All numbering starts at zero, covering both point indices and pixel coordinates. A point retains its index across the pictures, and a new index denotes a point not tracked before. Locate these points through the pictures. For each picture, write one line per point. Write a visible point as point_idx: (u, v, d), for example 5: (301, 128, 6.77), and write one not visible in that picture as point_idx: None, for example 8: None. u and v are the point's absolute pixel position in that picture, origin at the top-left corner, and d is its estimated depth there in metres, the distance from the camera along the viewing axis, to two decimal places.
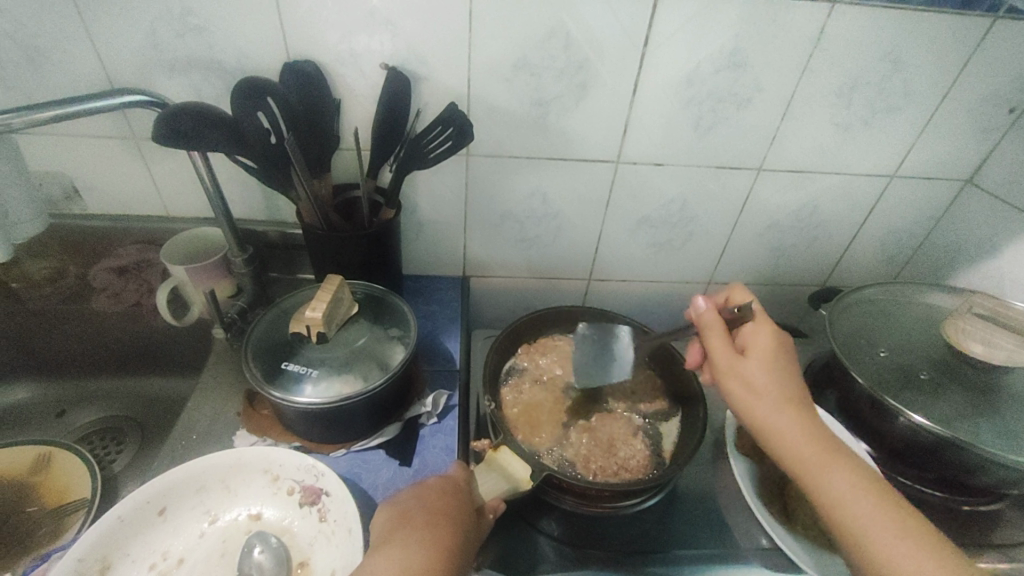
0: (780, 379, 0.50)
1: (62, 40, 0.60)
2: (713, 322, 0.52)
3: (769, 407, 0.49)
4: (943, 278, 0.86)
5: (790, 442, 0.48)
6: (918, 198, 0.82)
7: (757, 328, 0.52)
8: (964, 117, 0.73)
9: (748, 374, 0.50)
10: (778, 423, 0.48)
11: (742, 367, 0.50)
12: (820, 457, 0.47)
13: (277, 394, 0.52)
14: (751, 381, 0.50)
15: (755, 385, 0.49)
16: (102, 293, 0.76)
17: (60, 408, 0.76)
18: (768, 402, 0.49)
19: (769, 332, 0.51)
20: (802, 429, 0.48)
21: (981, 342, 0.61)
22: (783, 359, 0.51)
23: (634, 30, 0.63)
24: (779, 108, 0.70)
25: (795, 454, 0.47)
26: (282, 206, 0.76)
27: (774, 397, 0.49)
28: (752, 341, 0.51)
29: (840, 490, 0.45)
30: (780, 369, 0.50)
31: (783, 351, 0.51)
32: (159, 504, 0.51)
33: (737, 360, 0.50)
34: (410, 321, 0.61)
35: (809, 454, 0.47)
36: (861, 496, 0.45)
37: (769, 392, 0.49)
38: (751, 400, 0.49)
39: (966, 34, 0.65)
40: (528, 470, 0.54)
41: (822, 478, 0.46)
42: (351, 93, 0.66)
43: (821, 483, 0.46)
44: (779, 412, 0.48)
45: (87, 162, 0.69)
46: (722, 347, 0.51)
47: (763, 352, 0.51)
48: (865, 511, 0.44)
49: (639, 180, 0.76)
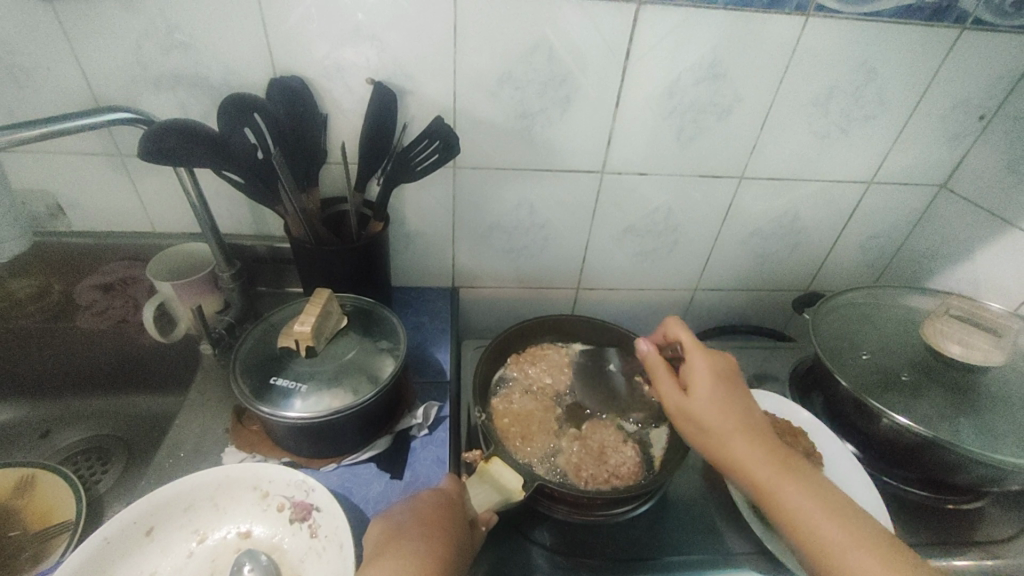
0: (727, 406, 0.51)
1: (46, 58, 0.60)
2: (654, 364, 0.56)
3: (722, 437, 0.50)
4: (923, 280, 0.88)
5: (745, 469, 0.49)
6: (895, 203, 0.84)
7: (696, 360, 0.54)
8: (936, 124, 0.75)
9: (693, 405, 0.52)
10: (729, 452, 0.49)
11: (688, 405, 0.52)
12: (779, 480, 0.47)
13: (265, 410, 0.52)
14: (698, 414, 0.51)
15: (703, 418, 0.51)
16: (87, 311, 0.75)
17: (46, 427, 0.75)
18: (719, 433, 0.50)
19: (703, 362, 0.53)
20: (756, 454, 0.49)
21: (959, 343, 0.62)
22: (728, 387, 0.52)
23: (616, 43, 0.64)
24: (758, 117, 0.72)
25: (754, 478, 0.48)
26: (270, 220, 0.76)
27: (722, 428, 0.50)
28: (693, 373, 0.53)
29: (800, 508, 0.46)
30: (726, 394, 0.52)
31: (726, 378, 0.53)
32: (147, 524, 0.50)
33: (684, 396, 0.53)
34: (399, 333, 0.61)
35: (767, 476, 0.48)
36: (823, 513, 0.45)
37: (716, 424, 0.50)
38: (703, 435, 0.51)
39: (936, 45, 0.67)
40: (521, 480, 0.54)
41: (782, 497, 0.47)
42: (338, 108, 0.67)
43: (784, 504, 0.46)
44: (730, 441, 0.49)
45: (73, 179, 0.69)
46: (668, 388, 0.54)
47: (704, 382, 0.52)
48: (825, 528, 0.44)
49: (625, 189, 0.78)
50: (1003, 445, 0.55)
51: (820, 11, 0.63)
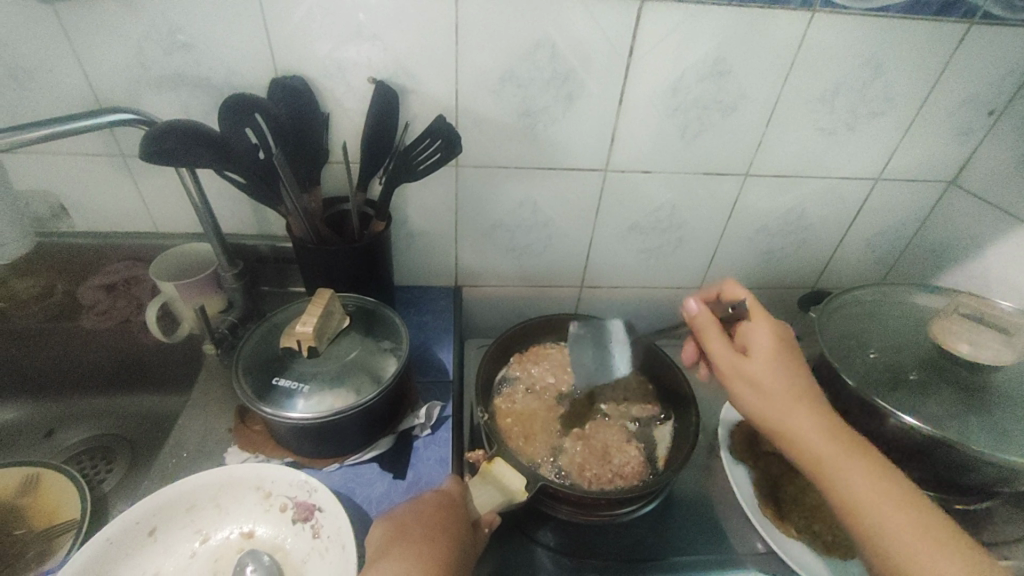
0: (790, 373, 0.50)
1: (49, 59, 0.60)
2: (709, 325, 0.53)
3: (783, 402, 0.49)
4: (931, 278, 0.87)
5: (805, 436, 0.48)
6: (902, 200, 0.83)
7: (757, 327, 0.53)
8: (944, 120, 0.74)
9: (754, 369, 0.50)
10: (790, 417, 0.49)
11: (748, 370, 0.51)
12: (840, 452, 0.47)
13: (268, 410, 0.52)
14: (757, 378, 0.50)
15: (764, 382, 0.50)
16: (91, 311, 0.76)
17: (51, 427, 0.75)
18: (780, 401, 0.49)
19: (768, 326, 0.52)
20: (819, 423, 0.48)
21: (969, 343, 0.61)
22: (788, 354, 0.52)
23: (619, 41, 0.64)
24: (763, 114, 0.71)
25: (815, 446, 0.48)
26: (272, 219, 0.76)
27: (785, 395, 0.49)
28: (753, 337, 0.52)
29: (859, 478, 0.46)
30: (787, 361, 0.51)
31: (785, 347, 0.52)
32: (150, 524, 0.50)
33: (740, 359, 0.51)
34: (402, 332, 0.61)
35: (828, 449, 0.47)
36: (878, 486, 0.46)
37: (779, 390, 0.49)
38: (762, 398, 0.50)
39: (945, 39, 0.66)
40: (524, 481, 0.53)
41: (840, 468, 0.47)
42: (340, 107, 0.66)
43: (839, 475, 0.47)
44: (792, 408, 0.49)
45: (75, 180, 0.69)
46: (723, 350, 0.52)
47: (766, 349, 0.51)
48: (877, 501, 0.45)
49: (629, 187, 0.77)
50: (1014, 445, 0.55)
51: (826, 6, 0.63)
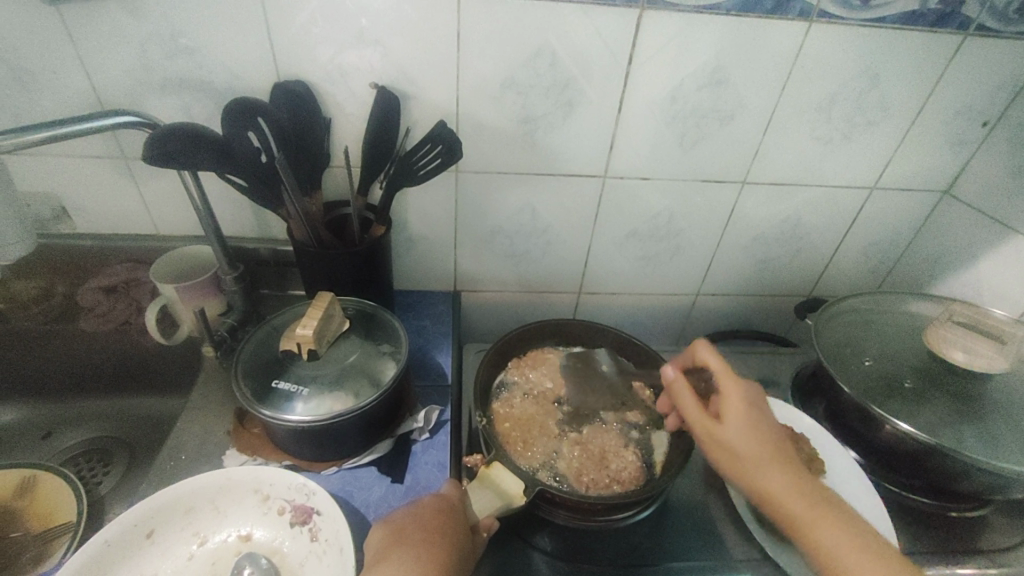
0: (760, 437, 0.49)
1: (53, 62, 0.61)
2: (684, 393, 0.53)
3: (756, 467, 0.49)
4: (926, 286, 0.88)
5: (780, 501, 0.48)
6: (898, 209, 0.84)
7: (728, 392, 0.51)
8: (939, 130, 0.75)
9: (725, 436, 0.50)
10: (764, 483, 0.48)
11: (721, 435, 0.50)
12: (814, 515, 0.46)
13: (267, 413, 0.52)
14: (729, 446, 0.50)
15: (735, 449, 0.49)
16: (90, 313, 0.75)
17: (47, 429, 0.75)
18: (754, 465, 0.49)
19: (738, 391, 0.51)
20: (791, 488, 0.48)
21: (964, 350, 0.62)
22: (760, 416, 0.50)
23: (618, 49, 0.64)
24: (761, 123, 0.72)
25: (789, 510, 0.47)
26: (273, 223, 0.76)
27: (758, 459, 0.49)
28: (723, 403, 0.51)
29: (834, 542, 0.45)
30: (758, 425, 0.50)
31: (757, 408, 0.51)
32: (148, 527, 0.50)
33: (713, 427, 0.51)
34: (401, 336, 0.61)
35: (803, 512, 0.47)
36: (858, 549, 0.44)
37: (752, 455, 0.49)
38: (735, 466, 0.49)
39: (939, 51, 0.67)
40: (521, 485, 0.53)
41: (814, 531, 0.46)
42: (342, 112, 0.67)
43: (815, 538, 0.46)
44: (766, 474, 0.48)
45: (77, 182, 0.69)
46: (696, 417, 0.52)
47: (736, 413, 0.50)
48: (854, 567, 0.44)
49: (628, 194, 0.78)
50: (1008, 453, 0.55)
51: (822, 16, 0.63)
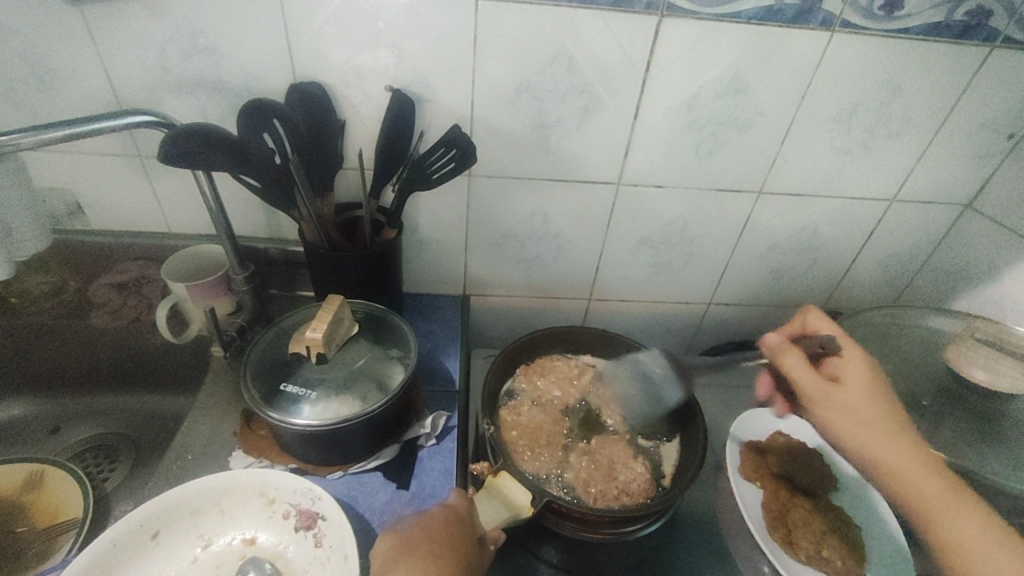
0: (885, 404, 0.49)
1: (72, 60, 0.61)
2: (799, 355, 0.52)
3: (879, 434, 0.48)
4: (943, 300, 0.86)
5: (903, 471, 0.47)
6: (917, 222, 0.82)
7: (847, 358, 0.52)
8: (962, 143, 0.74)
9: (855, 399, 0.49)
10: (888, 451, 0.48)
11: (843, 399, 0.49)
12: (938, 490, 0.46)
13: (274, 415, 0.52)
14: (853, 408, 0.49)
15: (861, 413, 0.49)
16: (102, 309, 0.76)
17: (55, 424, 0.75)
18: (878, 430, 0.48)
19: (861, 358, 0.51)
20: (916, 460, 0.48)
21: (985, 368, 0.61)
22: (879, 386, 0.51)
23: (636, 55, 0.64)
24: (779, 131, 0.71)
25: (914, 480, 0.47)
26: (285, 223, 0.76)
27: (881, 428, 0.48)
28: (843, 367, 0.52)
29: (960, 523, 0.46)
30: (882, 393, 0.50)
31: (879, 377, 0.51)
32: (153, 528, 0.50)
33: (835, 389, 0.50)
34: (410, 341, 0.61)
35: (926, 486, 0.47)
36: (989, 533, 0.45)
37: (876, 420, 0.48)
38: (858, 429, 0.48)
39: (965, 62, 0.66)
40: (529, 496, 0.52)
41: (944, 512, 0.46)
42: (357, 114, 0.67)
43: (945, 514, 0.46)
44: (892, 437, 0.48)
45: (93, 179, 0.69)
46: (815, 379, 0.51)
47: (859, 380, 0.50)
48: (978, 546, 0.44)
49: (642, 201, 0.77)
50: None
51: (845, 26, 0.62)
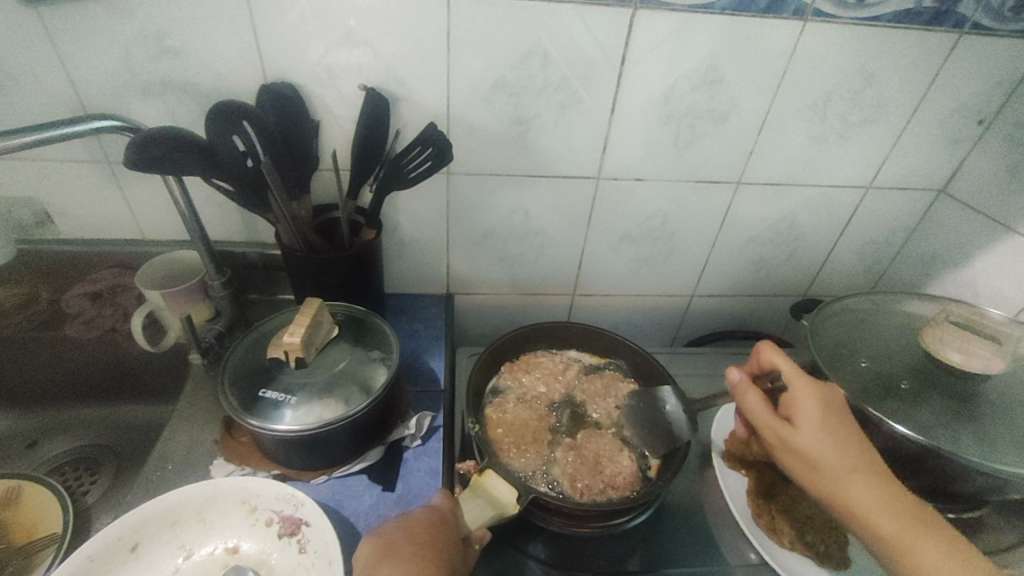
0: (842, 442, 0.48)
1: (34, 65, 0.59)
2: (751, 396, 0.52)
3: (838, 477, 0.47)
4: (920, 285, 0.88)
5: (867, 511, 0.47)
6: (893, 208, 0.83)
7: (798, 392, 0.51)
8: (935, 129, 0.75)
9: (812, 440, 0.48)
10: (850, 491, 0.47)
11: (794, 441, 0.49)
12: (903, 529, 0.45)
13: (253, 422, 0.51)
14: (809, 451, 0.48)
15: (815, 455, 0.48)
16: (75, 319, 0.74)
17: (33, 438, 0.73)
18: (835, 472, 0.47)
19: (813, 393, 0.50)
20: (878, 499, 0.47)
21: (960, 351, 0.61)
22: (836, 420, 0.49)
23: (611, 49, 0.64)
24: (755, 122, 0.71)
25: (876, 520, 0.46)
26: (262, 226, 0.75)
27: (840, 468, 0.47)
28: (796, 405, 0.50)
29: (931, 563, 0.44)
30: (841, 428, 0.49)
31: (836, 410, 0.49)
32: (132, 540, 0.49)
33: (789, 432, 0.50)
34: (392, 342, 0.60)
35: (892, 525, 0.46)
36: (954, 572, 0.43)
37: (832, 463, 0.47)
38: (815, 472, 0.48)
39: (935, 49, 0.67)
40: (515, 493, 0.52)
41: (912, 552, 0.45)
42: (331, 114, 0.66)
43: (916, 554, 0.45)
44: (850, 479, 0.47)
45: (61, 187, 0.68)
46: (767, 421, 0.51)
47: (812, 417, 0.49)
48: None
49: (621, 195, 0.77)
50: (1006, 455, 0.55)
51: (817, 15, 0.63)
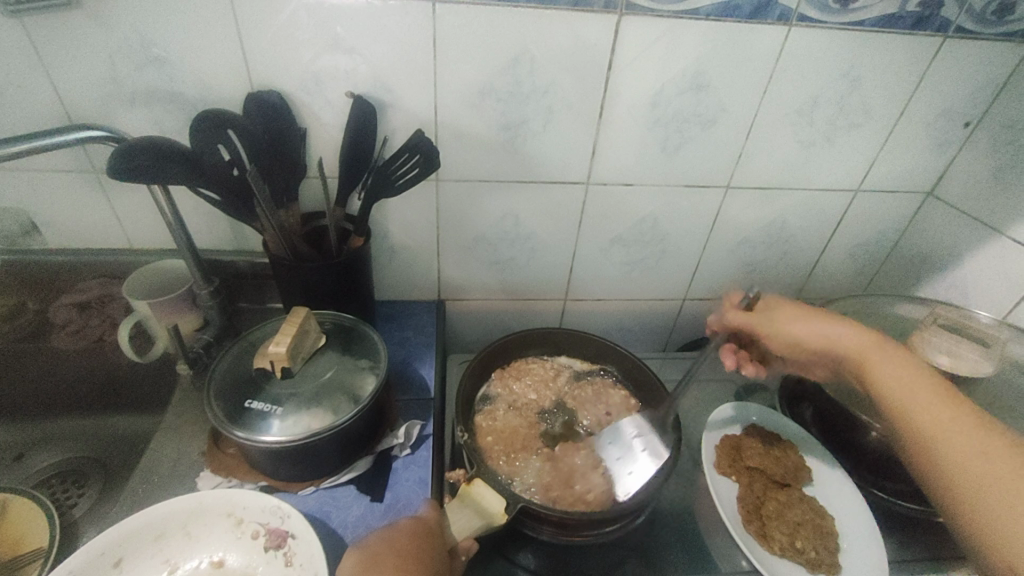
0: (810, 311, 0.59)
1: (17, 75, 0.59)
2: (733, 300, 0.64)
3: (810, 326, 0.57)
4: (910, 287, 0.88)
5: (838, 341, 0.55)
6: (883, 211, 0.84)
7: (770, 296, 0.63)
8: (921, 132, 0.75)
9: (777, 312, 0.59)
10: (823, 331, 0.56)
11: (770, 313, 0.60)
12: (867, 345, 0.54)
13: (239, 434, 0.50)
14: (784, 317, 0.59)
15: (790, 317, 0.58)
16: (62, 330, 0.74)
17: (21, 451, 0.72)
18: (808, 324, 0.57)
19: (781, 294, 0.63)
20: (845, 331, 0.55)
21: (947, 353, 0.62)
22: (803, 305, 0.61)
23: (598, 55, 0.64)
24: (743, 125, 0.71)
25: (849, 346, 0.54)
26: (250, 235, 0.74)
27: (811, 322, 0.57)
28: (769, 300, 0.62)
29: (889, 366, 0.51)
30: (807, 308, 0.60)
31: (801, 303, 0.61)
32: (116, 555, 0.49)
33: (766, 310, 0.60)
34: (380, 351, 0.60)
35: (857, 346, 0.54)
36: (910, 372, 0.50)
37: (804, 319, 0.58)
38: (794, 328, 0.58)
39: (920, 52, 0.67)
40: (503, 503, 0.52)
41: (875, 362, 0.52)
42: (319, 122, 0.66)
43: (878, 364, 0.52)
44: (820, 324, 0.57)
45: (46, 197, 0.67)
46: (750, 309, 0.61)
47: (782, 302, 0.61)
48: (906, 382, 0.50)
49: (611, 200, 0.77)
50: None
51: (801, 21, 0.63)
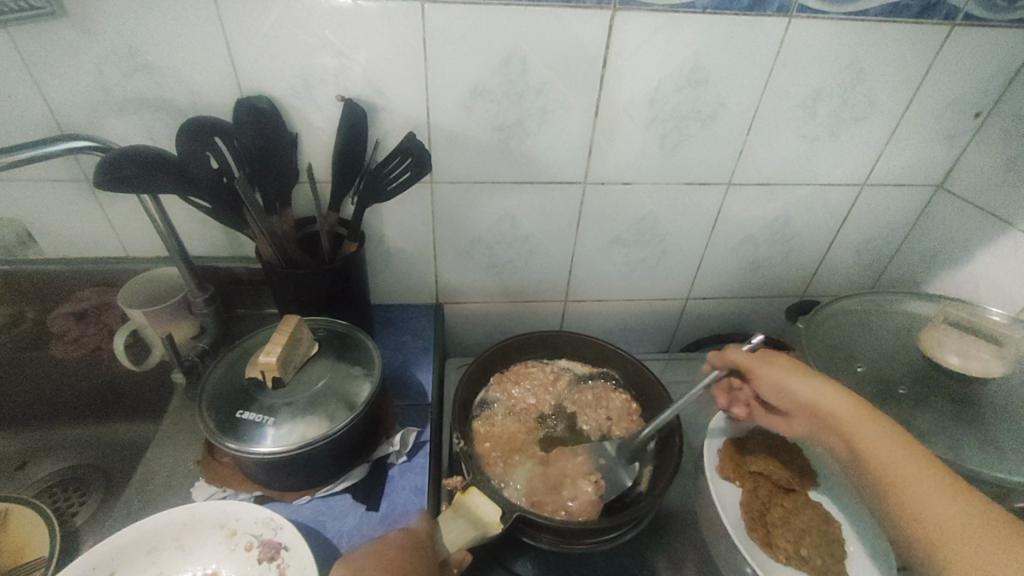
0: (805, 367, 0.55)
1: (6, 86, 0.59)
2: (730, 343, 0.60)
3: (801, 381, 0.53)
4: (920, 283, 0.85)
5: (826, 404, 0.51)
6: (891, 205, 0.81)
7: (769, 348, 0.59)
8: (929, 124, 0.73)
9: (773, 365, 0.55)
10: (813, 391, 0.52)
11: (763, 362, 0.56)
12: (857, 413, 0.49)
13: (231, 446, 0.50)
14: (775, 369, 0.55)
15: (783, 368, 0.55)
16: (60, 339, 0.75)
17: (21, 460, 0.72)
18: (801, 378, 0.53)
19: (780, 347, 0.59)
20: (838, 396, 0.51)
21: (958, 354, 0.60)
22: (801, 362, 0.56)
23: (592, 52, 0.62)
24: (743, 121, 0.69)
25: (836, 412, 0.50)
26: (245, 241, 0.74)
27: (807, 380, 0.53)
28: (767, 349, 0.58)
29: (879, 439, 0.46)
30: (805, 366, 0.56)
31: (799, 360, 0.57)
32: (109, 568, 0.48)
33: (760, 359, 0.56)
34: (374, 358, 0.59)
35: (846, 414, 0.49)
36: (898, 447, 0.45)
37: (798, 372, 0.54)
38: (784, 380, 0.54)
39: (927, 41, 0.65)
40: (498, 512, 0.51)
41: (863, 433, 0.47)
42: (310, 126, 0.65)
43: (867, 435, 0.47)
44: (813, 382, 0.52)
45: (40, 207, 0.67)
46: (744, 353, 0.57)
47: (779, 355, 0.56)
48: (895, 458, 0.45)
49: (609, 200, 0.76)
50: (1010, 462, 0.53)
51: (802, 12, 0.61)
